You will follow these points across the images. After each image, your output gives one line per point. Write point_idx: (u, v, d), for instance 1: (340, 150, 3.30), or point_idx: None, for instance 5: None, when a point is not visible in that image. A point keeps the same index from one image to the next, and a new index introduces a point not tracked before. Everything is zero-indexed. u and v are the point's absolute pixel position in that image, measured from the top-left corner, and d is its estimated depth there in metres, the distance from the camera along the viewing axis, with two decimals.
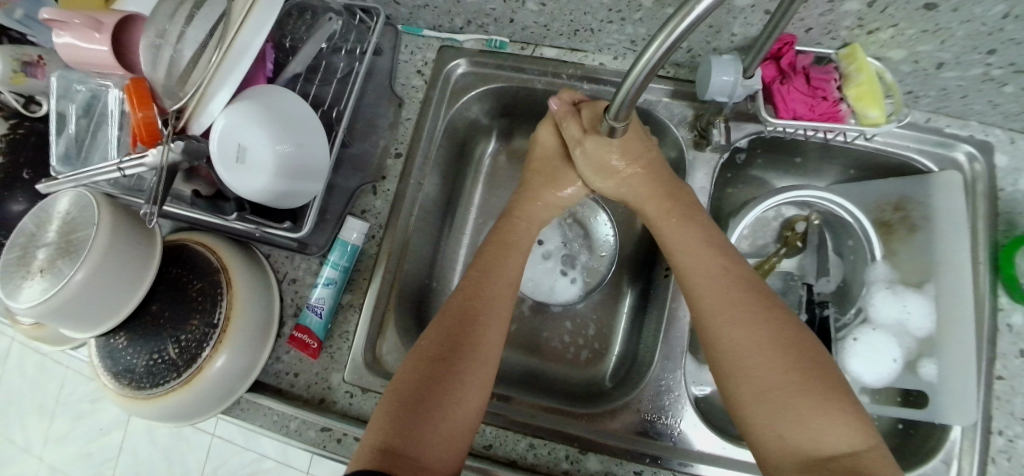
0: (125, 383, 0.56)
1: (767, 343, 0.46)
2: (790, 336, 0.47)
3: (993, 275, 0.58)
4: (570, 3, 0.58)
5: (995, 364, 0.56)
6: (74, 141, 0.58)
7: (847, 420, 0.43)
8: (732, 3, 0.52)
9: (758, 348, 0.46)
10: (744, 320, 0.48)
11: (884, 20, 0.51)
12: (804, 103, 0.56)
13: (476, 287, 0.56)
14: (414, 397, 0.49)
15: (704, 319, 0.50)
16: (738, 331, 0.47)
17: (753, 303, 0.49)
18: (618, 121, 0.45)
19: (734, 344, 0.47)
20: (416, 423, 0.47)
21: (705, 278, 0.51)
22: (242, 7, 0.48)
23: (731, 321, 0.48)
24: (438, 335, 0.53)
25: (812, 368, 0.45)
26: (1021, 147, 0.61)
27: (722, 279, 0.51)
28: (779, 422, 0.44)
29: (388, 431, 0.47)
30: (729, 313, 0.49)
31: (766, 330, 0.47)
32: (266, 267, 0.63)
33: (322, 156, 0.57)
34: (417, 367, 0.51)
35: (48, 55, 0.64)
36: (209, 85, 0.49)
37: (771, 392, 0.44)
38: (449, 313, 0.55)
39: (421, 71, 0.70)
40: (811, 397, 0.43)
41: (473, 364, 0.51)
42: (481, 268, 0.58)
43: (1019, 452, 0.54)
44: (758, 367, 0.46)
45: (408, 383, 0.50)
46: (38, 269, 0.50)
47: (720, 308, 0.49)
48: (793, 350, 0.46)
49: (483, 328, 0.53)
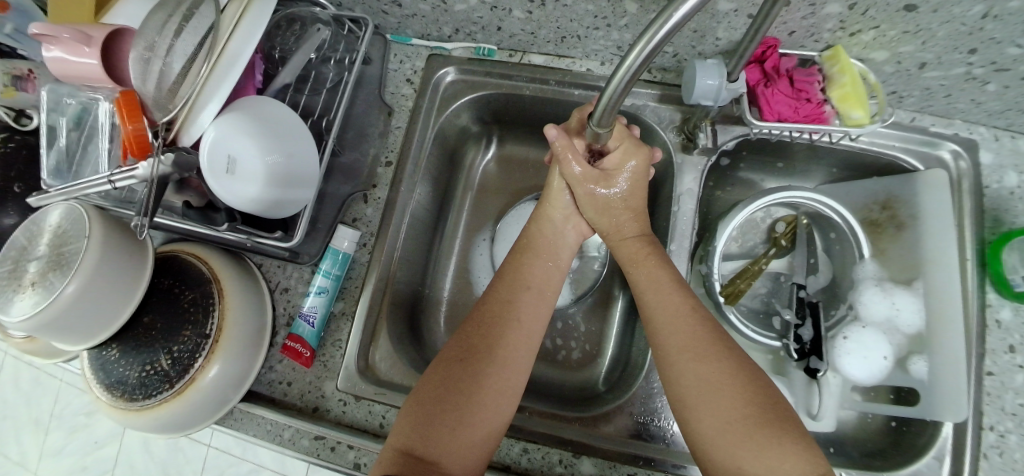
0: (118, 395, 0.56)
1: (731, 378, 0.48)
2: (749, 372, 0.48)
3: (981, 271, 0.58)
4: (556, 10, 0.59)
5: (984, 360, 0.56)
6: (65, 155, 0.58)
7: (799, 449, 0.44)
8: (715, 7, 0.52)
9: (720, 384, 0.48)
10: (706, 355, 0.49)
11: (866, 22, 0.52)
12: (788, 105, 0.57)
13: (505, 291, 0.57)
14: (435, 401, 0.50)
15: (669, 355, 0.51)
16: (701, 368, 0.49)
17: (715, 339, 0.50)
18: (603, 126, 0.46)
19: (698, 380, 0.48)
20: (432, 430, 0.49)
21: (672, 317, 0.52)
22: (230, 20, 0.49)
23: (697, 358, 0.49)
24: (462, 340, 0.54)
25: (767, 401, 0.47)
26: (1005, 145, 0.61)
27: (687, 318, 0.52)
28: (741, 451, 0.45)
29: (410, 434, 0.49)
30: (694, 351, 0.50)
31: (728, 367, 0.48)
32: (258, 276, 0.64)
33: (313, 166, 0.57)
34: (441, 370, 0.52)
35: (38, 68, 0.65)
36: (197, 98, 0.50)
37: (732, 423, 0.46)
38: (475, 316, 0.56)
39: (410, 80, 0.71)
40: (769, 429, 0.45)
41: (497, 371, 0.52)
42: (511, 269, 0.59)
43: (1011, 447, 0.54)
44: (722, 402, 0.47)
45: (430, 387, 0.51)
46: (30, 283, 0.50)
47: (685, 344, 0.50)
48: (750, 384, 0.47)
49: (504, 336, 0.54)
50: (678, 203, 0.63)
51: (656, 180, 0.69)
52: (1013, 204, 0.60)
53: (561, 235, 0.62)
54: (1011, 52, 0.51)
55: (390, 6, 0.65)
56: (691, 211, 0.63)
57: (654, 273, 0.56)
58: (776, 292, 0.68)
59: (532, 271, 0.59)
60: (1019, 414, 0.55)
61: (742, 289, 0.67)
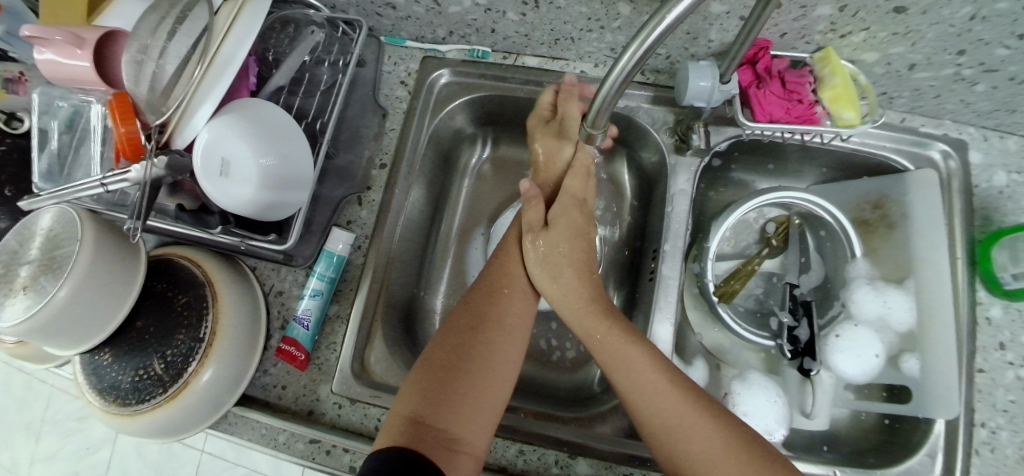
0: (111, 399, 0.55)
1: (724, 449, 0.47)
2: (740, 441, 0.47)
3: (972, 269, 0.59)
4: (549, 12, 0.59)
5: (975, 357, 0.57)
6: (57, 158, 0.58)
7: None
8: (708, 9, 0.53)
9: (715, 460, 0.47)
10: (694, 436, 0.48)
11: (856, 23, 0.53)
12: (781, 107, 0.57)
13: (507, 265, 0.61)
14: (445, 368, 0.52)
15: (657, 441, 0.49)
16: (692, 449, 0.48)
17: (696, 413, 0.49)
18: (597, 128, 0.46)
19: (693, 458, 0.48)
20: (443, 395, 0.50)
21: (647, 399, 0.50)
22: (224, 22, 0.49)
23: (684, 439, 0.48)
24: (468, 309, 0.57)
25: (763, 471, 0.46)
26: (993, 144, 0.62)
27: (663, 395, 0.50)
28: None
29: (419, 398, 0.50)
30: (680, 432, 0.48)
31: (719, 443, 0.47)
32: (252, 279, 0.63)
33: (306, 169, 0.57)
34: (447, 338, 0.54)
35: (30, 71, 0.64)
36: (191, 101, 0.50)
37: None
38: (479, 288, 0.59)
39: (404, 82, 0.71)
40: None
41: (501, 341, 0.55)
42: (506, 260, 0.61)
43: (1003, 443, 0.55)
44: None
45: (439, 353, 0.53)
46: (21, 287, 0.49)
47: (669, 428, 0.49)
48: (745, 455, 0.47)
49: (506, 309, 0.57)
50: (672, 203, 0.64)
51: (650, 182, 0.70)
52: (1001, 203, 0.61)
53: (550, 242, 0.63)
54: (1000, 53, 0.52)
55: (384, 9, 0.65)
56: (685, 211, 0.63)
57: (618, 355, 0.52)
58: (769, 291, 0.68)
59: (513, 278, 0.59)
60: (1009, 411, 0.55)
61: (736, 289, 0.67)
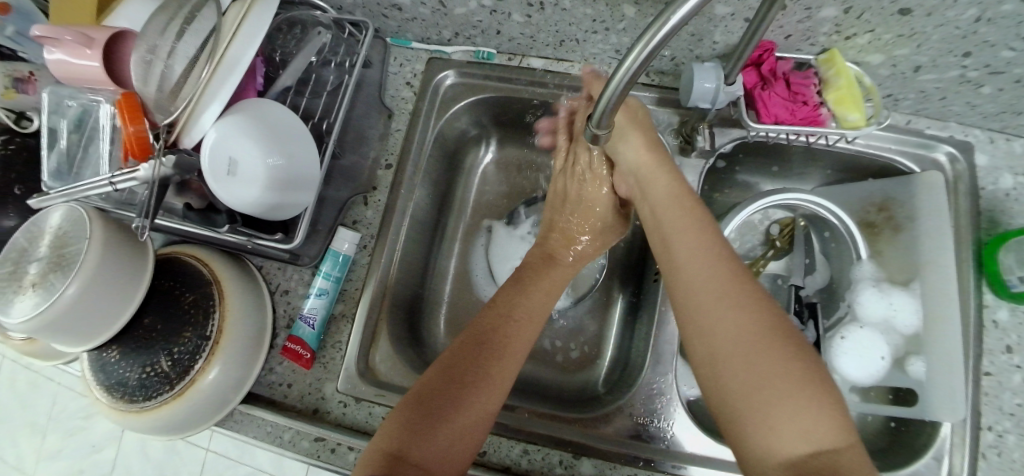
0: (118, 396, 0.56)
1: (771, 325, 0.44)
2: (787, 330, 0.44)
3: (978, 272, 0.59)
4: (555, 14, 0.59)
5: (982, 360, 0.57)
6: (66, 157, 0.58)
7: (837, 417, 0.41)
8: (712, 11, 0.53)
9: (758, 334, 0.44)
10: (743, 305, 0.45)
11: (861, 25, 0.53)
12: (785, 108, 0.57)
13: (508, 297, 0.58)
14: (429, 404, 0.49)
15: (702, 302, 0.46)
16: (739, 315, 0.45)
17: (754, 290, 0.46)
18: (602, 128, 0.46)
19: (734, 328, 0.44)
20: (423, 431, 0.47)
21: (706, 261, 0.48)
22: (232, 23, 0.50)
23: (733, 305, 0.45)
24: (461, 347, 0.53)
25: (799, 361, 0.42)
26: (999, 147, 0.62)
27: (723, 263, 0.48)
28: (773, 412, 0.41)
29: (400, 436, 0.47)
30: (733, 297, 0.45)
31: (757, 326, 0.44)
32: (258, 278, 0.64)
33: (313, 169, 0.58)
34: (436, 377, 0.51)
35: (39, 71, 0.64)
36: (199, 101, 0.50)
37: (768, 381, 0.42)
38: (475, 325, 0.56)
39: (410, 83, 0.71)
40: (811, 389, 0.41)
41: (493, 379, 0.51)
42: (501, 303, 0.57)
43: (1009, 447, 0.54)
44: (760, 354, 0.43)
45: (427, 387, 0.50)
46: (31, 284, 0.50)
47: (720, 294, 0.46)
48: (791, 340, 0.43)
49: (505, 342, 0.54)
50: None
51: None
52: (1008, 206, 0.60)
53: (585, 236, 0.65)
54: (1005, 55, 0.52)
55: (390, 10, 0.65)
56: None
57: (688, 222, 0.51)
58: (773, 293, 0.68)
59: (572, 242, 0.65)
60: (1016, 414, 0.55)
61: None
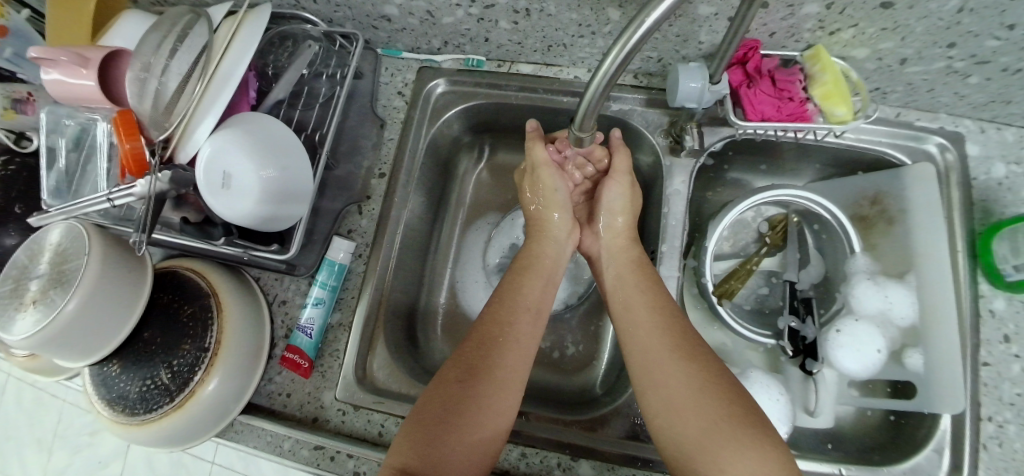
0: (119, 410, 0.56)
1: (714, 377, 0.49)
2: (730, 381, 0.49)
3: (972, 262, 0.59)
4: (541, 20, 0.60)
5: (980, 350, 0.56)
6: (64, 175, 0.60)
7: (781, 455, 0.44)
8: (696, 12, 0.53)
9: (704, 384, 0.49)
10: (689, 361, 0.50)
11: (844, 20, 0.53)
12: (771, 105, 0.58)
13: (504, 309, 0.57)
14: (436, 422, 0.49)
15: (655, 358, 0.52)
16: (687, 368, 0.50)
17: (699, 348, 0.52)
18: (584, 131, 0.47)
19: (682, 380, 0.49)
20: (434, 448, 0.47)
21: (654, 322, 0.54)
22: (223, 40, 0.53)
23: (681, 360, 0.51)
24: (460, 361, 0.53)
25: (743, 408, 0.47)
26: (990, 136, 0.62)
27: (671, 322, 0.54)
28: (722, 455, 0.45)
29: (407, 454, 0.47)
30: (682, 353, 0.51)
31: (711, 372, 0.49)
32: (256, 290, 0.64)
33: (306, 181, 0.58)
34: (437, 393, 0.51)
35: (37, 91, 0.66)
36: (192, 116, 0.52)
37: (715, 425, 0.46)
38: (475, 334, 0.55)
39: (401, 92, 0.72)
40: (755, 429, 0.45)
41: (497, 389, 0.52)
42: (498, 306, 0.58)
43: (1010, 437, 0.54)
44: (705, 402, 0.47)
45: (431, 404, 0.50)
46: (32, 300, 0.51)
47: (669, 350, 0.52)
48: (734, 390, 0.48)
49: (504, 351, 0.54)
50: (669, 204, 0.64)
51: (647, 183, 0.70)
52: (1001, 195, 0.60)
53: (559, 256, 0.64)
54: (990, 44, 0.52)
55: (379, 21, 0.66)
56: (681, 211, 0.64)
57: (639, 288, 0.57)
58: (769, 291, 0.68)
59: (553, 210, 0.64)
60: (1016, 404, 0.55)
61: (735, 288, 0.67)
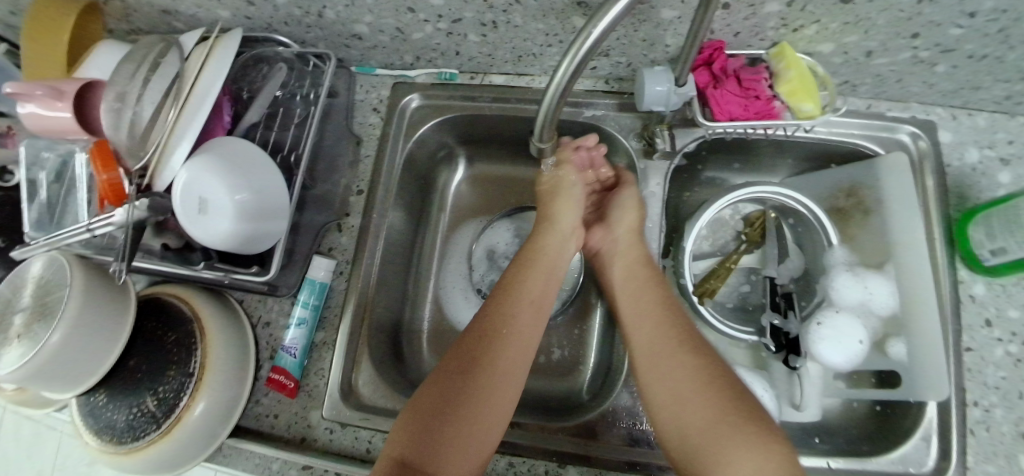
0: (107, 438, 0.56)
1: (718, 372, 0.49)
2: (732, 377, 0.50)
3: (950, 247, 0.59)
4: (508, 31, 0.60)
5: (962, 336, 0.56)
6: (46, 207, 0.60)
7: (783, 450, 0.44)
8: (659, 16, 0.54)
9: (707, 378, 0.49)
10: (693, 356, 0.51)
11: (806, 17, 0.53)
12: (739, 104, 0.58)
13: (508, 303, 0.57)
14: (433, 414, 0.50)
15: (659, 349, 0.52)
16: (689, 361, 0.50)
17: (701, 344, 0.52)
18: (544, 141, 0.48)
19: (684, 374, 0.50)
20: (430, 437, 0.49)
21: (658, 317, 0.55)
22: (195, 67, 0.54)
23: (684, 353, 0.51)
24: (461, 353, 0.54)
25: (744, 404, 0.47)
26: (962, 123, 0.63)
27: (673, 318, 0.54)
28: (725, 447, 0.45)
29: (403, 441, 0.49)
30: (684, 346, 0.52)
31: (714, 367, 0.50)
32: (240, 312, 0.65)
33: (281, 201, 0.59)
34: (437, 385, 0.52)
35: (16, 125, 0.67)
36: (168, 142, 0.53)
37: (718, 419, 0.46)
38: (476, 327, 0.56)
39: (377, 109, 0.73)
40: (756, 424, 0.46)
41: (498, 386, 0.52)
42: (503, 299, 0.58)
43: (997, 421, 0.54)
44: (707, 397, 0.48)
45: (431, 394, 0.51)
46: (15, 334, 0.51)
47: (673, 343, 0.52)
48: (736, 385, 0.49)
49: (505, 346, 0.54)
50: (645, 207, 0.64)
51: None
52: (975, 180, 0.61)
53: (562, 251, 0.63)
54: (953, 33, 0.52)
55: (351, 40, 0.67)
56: (658, 213, 0.65)
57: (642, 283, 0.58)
58: (750, 288, 0.68)
59: (566, 204, 0.65)
60: (1002, 388, 0.54)
61: (714, 288, 0.67)
